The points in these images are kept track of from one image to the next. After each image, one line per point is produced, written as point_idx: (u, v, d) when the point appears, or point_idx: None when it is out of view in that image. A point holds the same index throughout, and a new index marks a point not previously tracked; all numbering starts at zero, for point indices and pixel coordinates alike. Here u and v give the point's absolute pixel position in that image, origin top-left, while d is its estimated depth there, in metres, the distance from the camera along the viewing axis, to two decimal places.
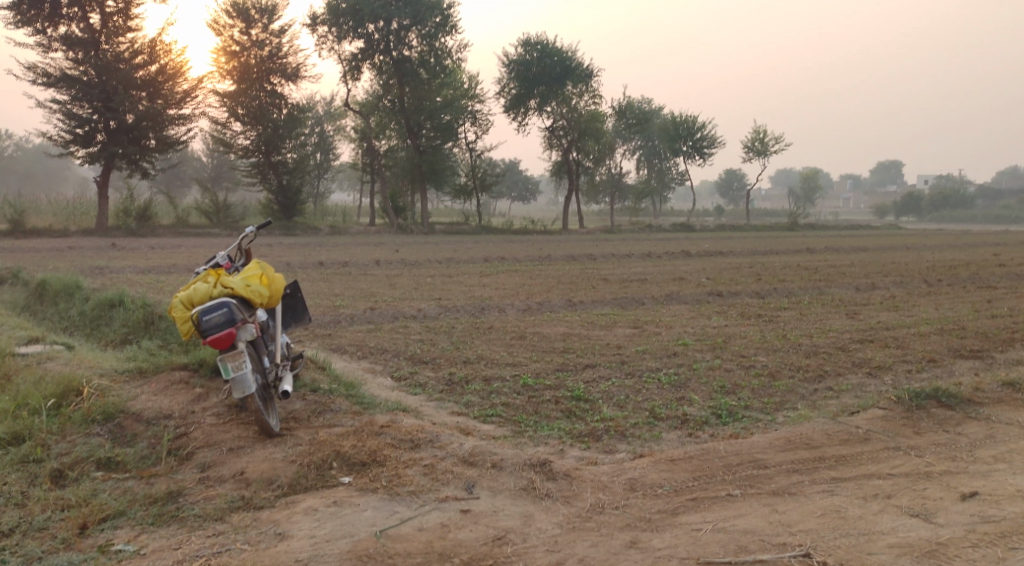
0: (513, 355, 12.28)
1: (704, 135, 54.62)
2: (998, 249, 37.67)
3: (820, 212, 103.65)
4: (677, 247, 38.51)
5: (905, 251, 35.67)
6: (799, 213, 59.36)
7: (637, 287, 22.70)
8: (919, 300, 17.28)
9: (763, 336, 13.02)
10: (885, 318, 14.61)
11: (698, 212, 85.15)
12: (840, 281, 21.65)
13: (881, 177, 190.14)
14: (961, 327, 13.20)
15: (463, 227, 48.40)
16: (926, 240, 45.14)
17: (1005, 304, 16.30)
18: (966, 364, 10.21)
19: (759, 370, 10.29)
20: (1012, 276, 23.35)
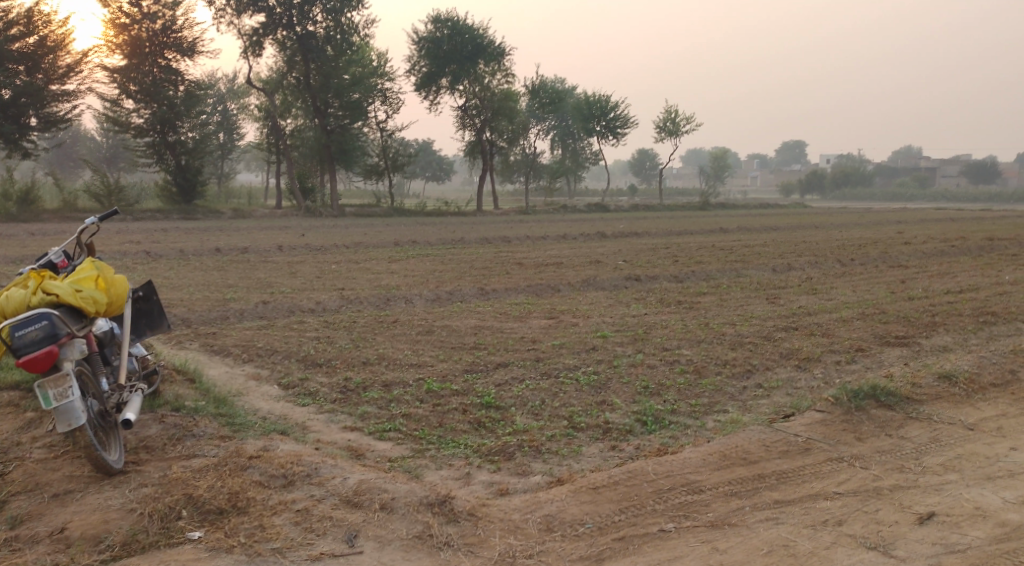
0: (417, 353, 11.20)
1: (617, 115, 54.39)
2: (901, 226, 38.77)
3: (729, 191, 105.94)
4: (593, 228, 38.07)
5: (814, 230, 36.24)
6: (710, 192, 60.05)
7: (553, 271, 21.93)
8: (837, 282, 17.02)
9: (685, 325, 12.33)
10: (806, 303, 14.18)
11: (612, 192, 85.40)
12: (755, 263, 21.40)
13: (785, 156, 196.44)
14: (882, 311, 12.83)
15: (375, 209, 46.73)
16: (833, 218, 46.20)
17: (920, 284, 16.17)
18: (894, 353, 9.70)
19: (684, 366, 9.51)
20: (918, 254, 23.67)
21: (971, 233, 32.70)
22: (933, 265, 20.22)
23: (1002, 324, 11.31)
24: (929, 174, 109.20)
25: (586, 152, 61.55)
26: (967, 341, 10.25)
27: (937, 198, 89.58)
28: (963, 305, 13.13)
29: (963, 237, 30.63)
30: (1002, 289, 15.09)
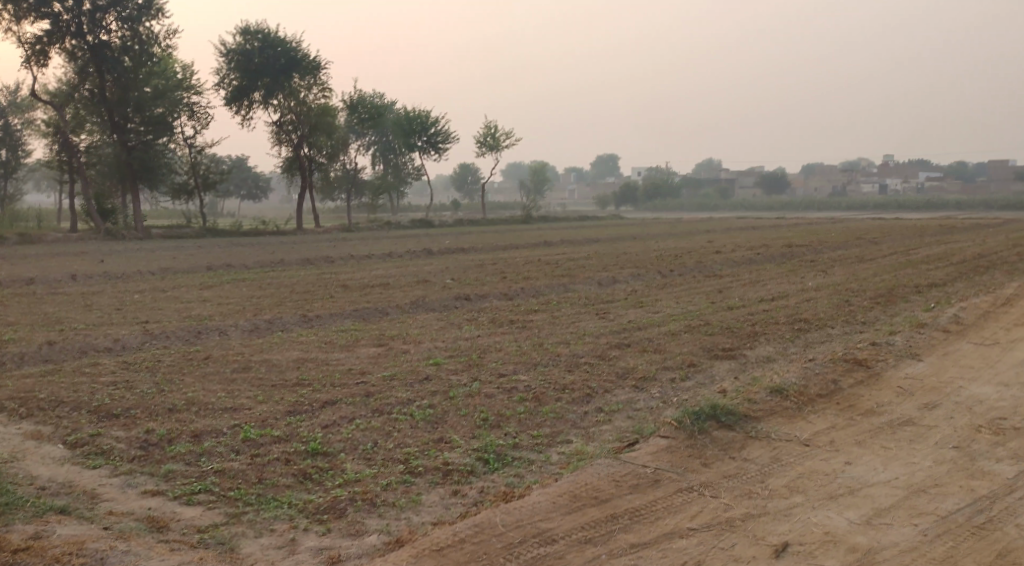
0: (232, 395, 10.06)
1: (438, 131, 54.25)
2: (709, 236, 41.30)
3: (550, 204, 109.19)
4: (419, 245, 37.50)
5: (631, 241, 37.75)
6: (532, 206, 61.33)
7: (380, 293, 21.10)
8: (661, 294, 17.54)
9: (519, 347, 12.03)
10: (634, 317, 14.38)
11: (436, 207, 85.27)
12: (581, 277, 21.72)
13: (599, 169, 205.90)
14: (705, 322, 13.22)
15: (185, 230, 43.45)
16: (648, 229, 48.51)
17: (735, 293, 16.98)
18: (724, 367, 9.87)
19: (522, 393, 9.13)
20: (728, 262, 25.12)
21: (769, 241, 35.42)
22: (743, 274, 21.47)
23: (813, 331, 11.95)
24: (727, 186, 118.37)
25: (408, 167, 60.89)
26: (786, 350, 10.68)
27: (735, 208, 97.21)
28: (776, 313, 13.83)
29: (763, 245, 33.08)
30: (806, 295, 16.15)
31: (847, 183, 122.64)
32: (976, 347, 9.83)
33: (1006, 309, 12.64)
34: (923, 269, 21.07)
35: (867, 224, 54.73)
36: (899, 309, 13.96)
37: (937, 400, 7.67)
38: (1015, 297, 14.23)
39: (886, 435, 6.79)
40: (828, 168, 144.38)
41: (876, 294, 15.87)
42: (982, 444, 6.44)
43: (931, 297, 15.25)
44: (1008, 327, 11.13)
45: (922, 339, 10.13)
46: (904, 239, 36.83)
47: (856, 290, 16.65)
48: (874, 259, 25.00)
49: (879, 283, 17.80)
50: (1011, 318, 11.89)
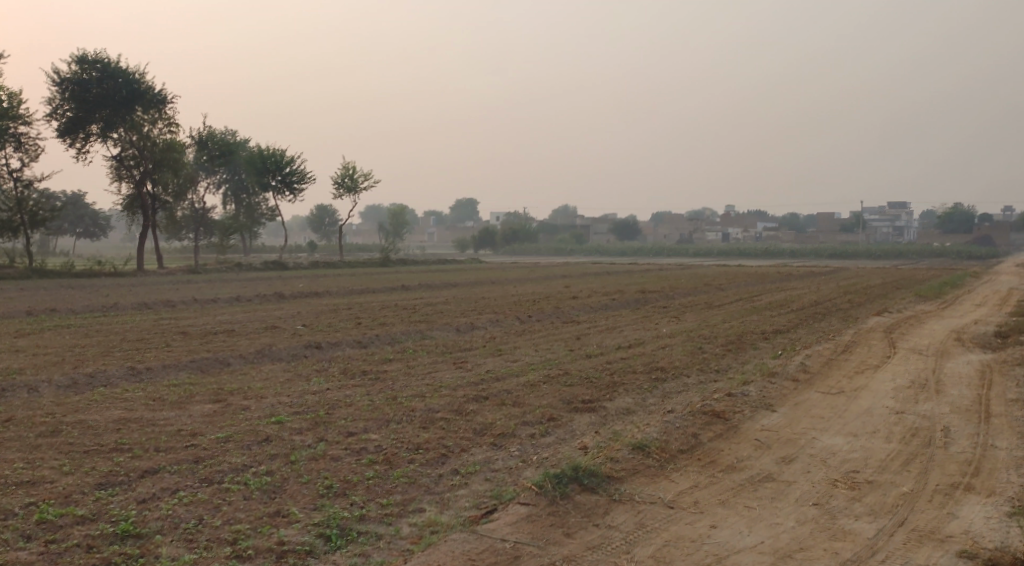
0: (32, 465, 8.64)
1: (294, 170, 52.52)
2: (567, 281, 42.04)
3: (410, 247, 108.38)
4: (271, 288, 35.73)
5: (491, 286, 37.74)
6: (391, 248, 60.41)
7: (224, 341, 19.61)
8: (520, 341, 17.27)
9: (372, 400, 11.25)
10: (493, 366, 13.96)
11: (290, 248, 82.41)
12: (440, 323, 21.17)
13: (460, 213, 207.49)
14: (565, 371, 12.97)
15: (6, 271, 39.31)
16: (507, 273, 48.87)
17: (593, 341, 16.98)
18: (584, 420, 9.57)
19: (373, 454, 8.34)
20: (585, 308, 25.40)
21: (624, 286, 36.51)
22: (600, 320, 21.70)
23: (670, 381, 11.96)
24: (583, 232, 122.23)
25: (261, 207, 58.45)
26: (645, 401, 10.55)
27: (590, 253, 100.56)
28: (634, 361, 13.83)
29: (618, 290, 33.99)
30: (661, 343, 16.38)
31: (692, 231, 129.96)
32: (823, 397, 10.11)
33: (844, 358, 13.27)
34: (765, 315, 22.12)
35: (711, 271, 57.88)
36: (748, 356, 14.37)
37: (793, 454, 7.67)
38: (850, 345, 15.05)
39: (747, 493, 6.62)
40: (675, 216, 152.56)
41: (725, 341, 16.32)
42: (839, 500, 6.40)
43: (775, 345, 15.87)
44: (849, 376, 11.62)
45: (773, 390, 10.31)
46: (746, 285, 39.06)
47: (707, 337, 17.09)
48: (720, 305, 26.11)
49: (726, 330, 18.41)
50: (848, 366, 12.45)
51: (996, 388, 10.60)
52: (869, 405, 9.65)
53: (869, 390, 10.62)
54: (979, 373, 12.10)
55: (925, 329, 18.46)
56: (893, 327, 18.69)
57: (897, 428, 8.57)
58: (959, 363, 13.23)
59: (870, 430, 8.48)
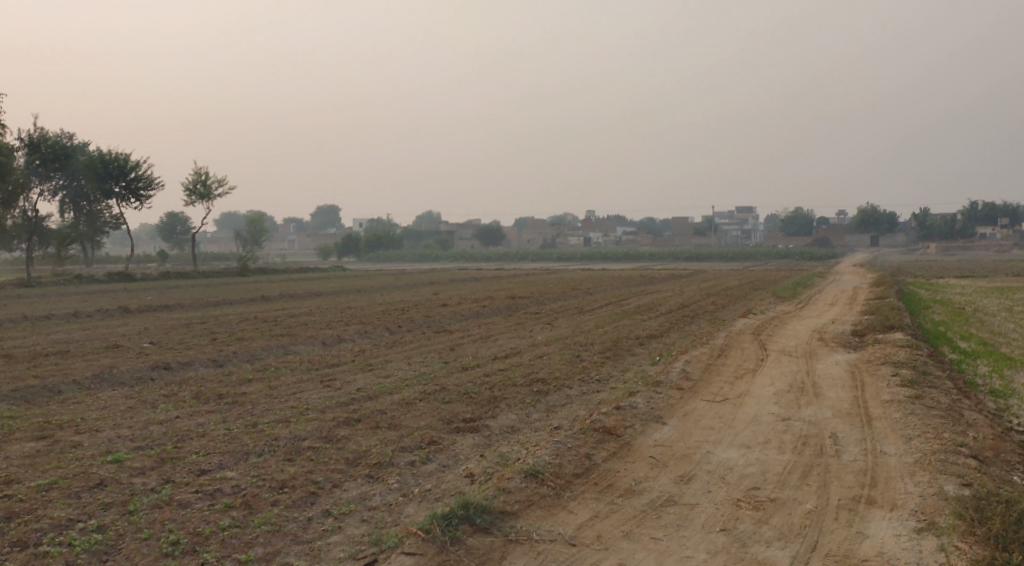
0: None
1: (140, 176, 48.73)
2: (435, 288, 41.26)
3: (271, 255, 104.01)
4: (115, 302, 32.76)
5: (357, 294, 36.35)
6: (249, 256, 57.37)
7: (56, 364, 17.44)
8: (392, 354, 16.36)
9: (228, 429, 10.03)
10: (364, 383, 12.99)
11: (138, 258, 76.95)
12: (304, 336, 19.84)
13: (322, 219, 202.01)
14: (443, 387, 12.22)
15: None
16: (374, 281, 47.52)
17: (468, 351, 16.32)
18: (467, 442, 8.85)
19: (228, 497, 7.23)
20: (457, 316, 24.71)
21: (495, 292, 36.19)
22: (474, 328, 21.08)
23: (554, 393, 11.47)
24: (449, 238, 121.84)
25: (105, 215, 53.74)
26: (530, 417, 9.98)
27: (457, 258, 100.58)
28: (513, 373, 13.26)
29: (488, 296, 33.59)
30: (539, 351, 15.96)
31: (556, 235, 132.44)
32: (709, 406, 9.90)
33: (722, 362, 13.30)
34: (637, 319, 22.26)
35: (578, 274, 58.92)
36: (628, 364, 14.16)
37: (691, 471, 7.28)
38: (725, 348, 15.20)
39: (651, 521, 6.12)
40: (539, 221, 155.04)
41: (602, 348, 16.11)
42: (746, 524, 6.00)
43: (652, 350, 15.82)
44: (729, 382, 11.56)
45: (660, 401, 10.02)
46: (613, 289, 39.74)
47: (585, 343, 16.85)
48: (592, 310, 26.21)
49: (603, 336, 18.28)
50: (728, 371, 12.44)
51: (868, 389, 10.81)
52: (755, 414, 9.51)
53: (751, 396, 10.56)
54: (849, 373, 12.41)
55: (789, 330, 19.09)
56: (759, 328, 19.22)
57: (786, 437, 8.41)
58: (827, 364, 13.60)
59: (761, 441, 8.27)
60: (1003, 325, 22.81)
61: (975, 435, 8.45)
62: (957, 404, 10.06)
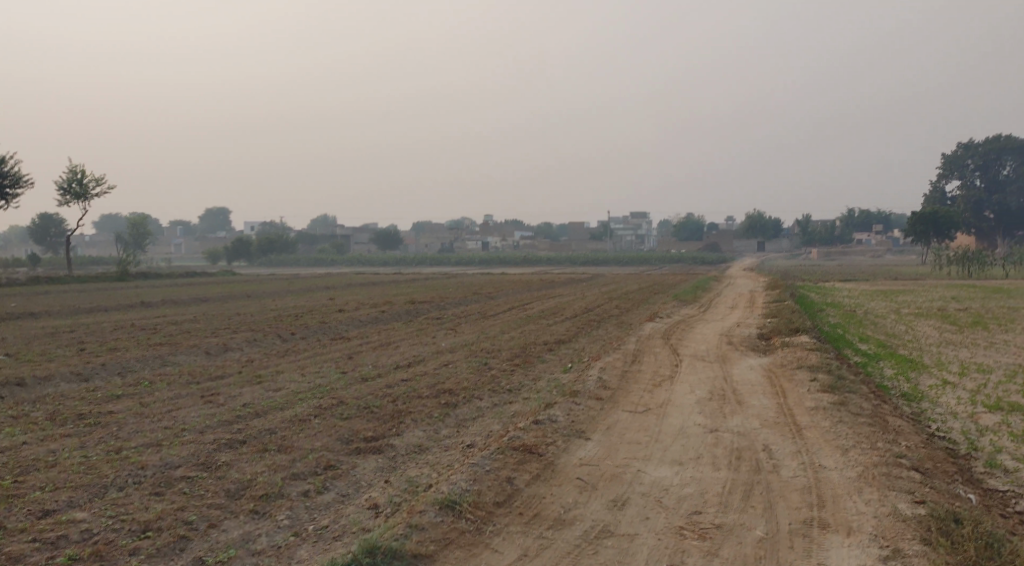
0: None
1: (5, 172, 44.64)
2: (332, 292, 39.51)
3: (153, 258, 98.37)
4: None
5: (247, 300, 34.28)
6: (129, 260, 53.64)
7: None
8: (283, 363, 14.99)
9: (87, 456, 8.59)
10: (252, 397, 11.68)
11: (4, 261, 71.04)
12: (187, 344, 18.12)
13: (210, 222, 193.73)
14: (340, 400, 11.07)
15: None
16: (266, 286, 45.27)
17: (368, 360, 15.15)
18: (371, 466, 7.83)
19: (74, 547, 5.96)
20: (355, 322, 23.38)
21: (394, 297, 34.92)
22: (374, 335, 19.87)
23: (464, 406, 10.56)
24: (345, 242, 119.03)
25: None
26: (440, 434, 9.03)
27: (353, 263, 98.39)
28: (419, 383, 12.25)
29: (387, 301, 32.29)
30: (445, 359, 14.98)
31: (454, 240, 131.58)
32: (632, 418, 9.23)
33: (638, 369, 12.75)
34: (543, 324, 21.61)
35: (478, 278, 58.21)
36: (540, 372, 13.41)
37: (624, 494, 6.53)
38: (637, 354, 14.70)
39: (587, 559, 5.34)
40: (437, 224, 153.66)
41: (512, 354, 15.32)
42: (694, 557, 5.30)
43: (564, 356, 15.17)
44: (648, 390, 10.97)
45: (581, 414, 9.29)
46: (515, 293, 39.18)
47: (493, 350, 15.99)
48: (495, 315, 25.45)
49: (510, 342, 17.47)
50: (646, 379, 11.88)
51: (791, 395, 10.47)
52: (682, 425, 8.91)
53: (674, 405, 10.01)
54: (766, 379, 12.11)
55: (697, 335, 18.86)
56: (668, 332, 18.93)
57: (719, 450, 7.81)
58: (741, 369, 13.31)
59: (693, 456, 7.64)
60: (894, 328, 23.54)
61: (906, 442, 8.14)
62: (879, 411, 9.84)
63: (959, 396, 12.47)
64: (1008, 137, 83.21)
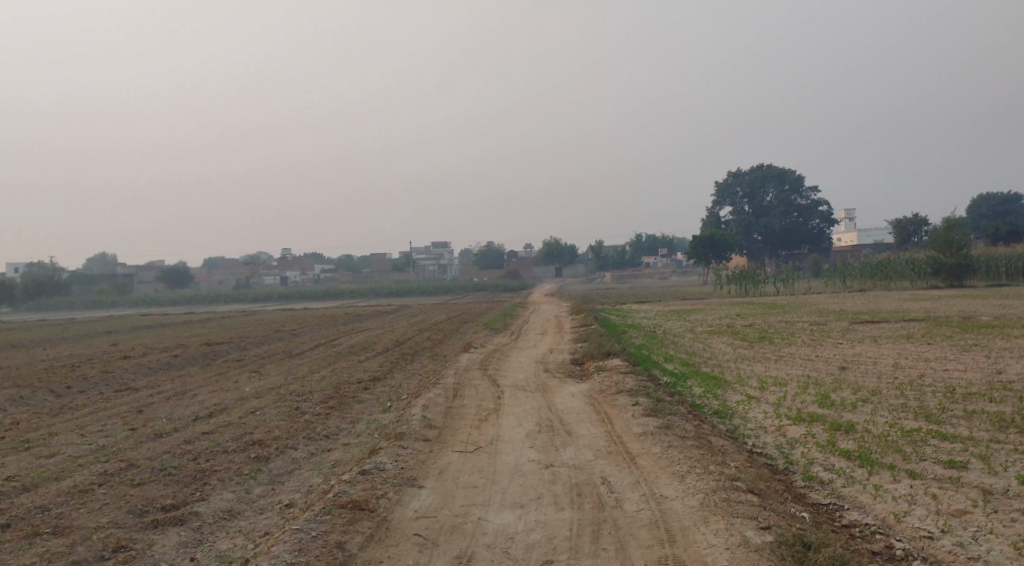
0: None
1: None
2: (112, 337, 35.63)
3: None
4: None
5: (8, 350, 30.01)
6: None
7: None
8: (55, 423, 12.93)
9: None
10: (17, 467, 9.86)
11: None
12: None
13: None
14: (129, 463, 9.58)
15: None
16: (31, 333, 40.09)
17: (160, 413, 13.46)
18: (172, 541, 6.72)
19: None
20: (143, 370, 21.03)
21: (186, 339, 32.10)
22: (165, 384, 17.88)
23: (277, 459, 9.48)
24: (126, 280, 109.38)
25: None
26: (253, 494, 7.99)
27: (137, 304, 90.53)
28: (223, 436, 10.95)
29: (179, 344, 29.56)
30: (251, 406, 13.65)
31: (250, 275, 125.10)
32: (464, 458, 8.73)
33: (462, 404, 12.27)
34: (356, 361, 20.59)
35: (278, 315, 55.33)
36: (359, 414, 12.53)
37: (469, 549, 6.04)
38: (458, 388, 14.24)
39: None
40: (231, 259, 145.49)
41: (326, 396, 14.28)
42: None
43: (382, 395, 14.36)
44: (476, 426, 10.52)
45: (411, 457, 8.59)
46: (320, 329, 37.47)
47: (305, 393, 14.84)
48: (302, 353, 23.98)
49: (323, 382, 16.37)
50: (471, 414, 11.43)
51: (617, 423, 10.52)
52: (516, 462, 8.56)
53: (505, 440, 9.65)
54: (589, 406, 12.12)
55: (513, 363, 18.77)
56: (485, 363, 18.68)
57: (559, 488, 7.54)
58: (563, 397, 13.26)
59: (534, 497, 7.28)
60: (691, 347, 24.98)
61: (735, 464, 8.44)
62: (701, 433, 10.18)
63: (762, 413, 13.28)
64: (768, 168, 92.99)
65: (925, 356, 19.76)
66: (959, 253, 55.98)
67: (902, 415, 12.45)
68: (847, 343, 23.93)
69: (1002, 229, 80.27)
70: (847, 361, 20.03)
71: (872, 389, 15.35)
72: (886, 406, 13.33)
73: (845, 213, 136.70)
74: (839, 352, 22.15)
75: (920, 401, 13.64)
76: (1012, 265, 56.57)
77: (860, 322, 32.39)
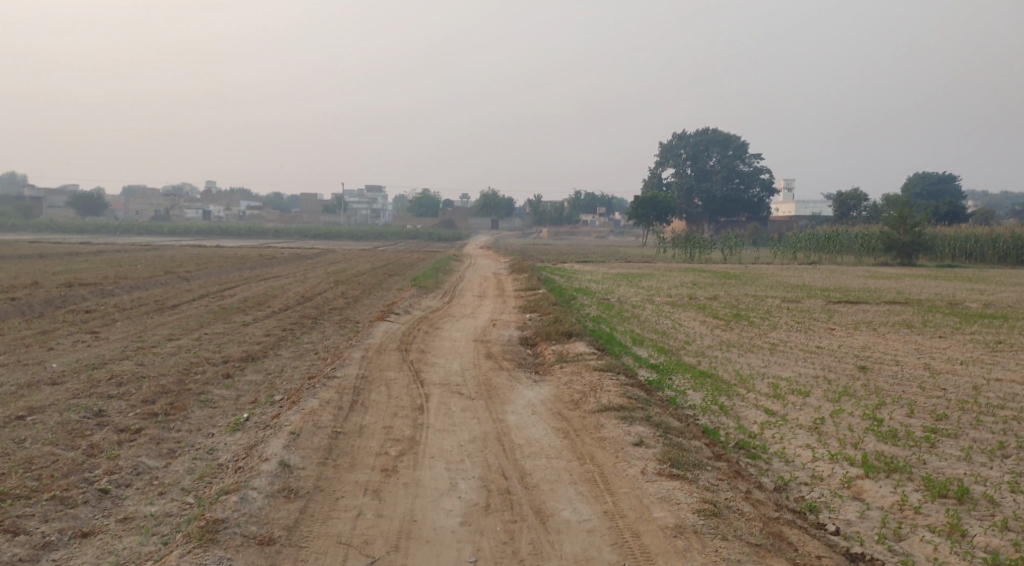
0: None
1: None
2: None
3: None
4: None
5: None
6: None
7: None
8: None
9: None
10: None
11: None
12: None
13: None
14: None
15: None
16: None
17: None
18: None
19: None
20: None
21: (43, 276, 25.96)
22: None
23: None
24: (31, 204, 99.84)
25: None
26: None
27: (39, 229, 82.34)
28: None
29: (31, 282, 23.62)
30: (26, 402, 8.46)
31: (170, 206, 116.28)
32: None
33: (361, 430, 7.51)
34: (237, 325, 15.50)
35: (181, 252, 48.84)
36: (191, 435, 7.56)
37: None
38: (363, 389, 9.44)
39: None
40: (148, 189, 135.46)
41: (159, 390, 9.25)
42: None
43: (248, 394, 9.40)
44: (374, 492, 5.84)
45: None
46: (219, 273, 31.79)
47: (131, 380, 9.73)
48: (177, 307, 18.64)
49: (172, 360, 11.27)
50: (371, 457, 6.70)
51: (623, 496, 6.03)
52: None
53: (425, 541, 5.05)
54: (564, 445, 7.58)
55: (445, 343, 14.06)
56: (408, 341, 13.83)
57: None
58: (519, 417, 8.66)
59: None
60: (659, 325, 20.81)
61: None
62: (769, 522, 5.90)
63: (807, 453, 9.05)
64: (713, 131, 89.85)
65: (954, 359, 16.05)
66: (911, 230, 53.51)
67: (1018, 470, 8.48)
68: (841, 333, 20.14)
69: (943, 209, 79.20)
70: (862, 359, 16.23)
71: (930, 411, 11.35)
72: (978, 451, 9.30)
73: (784, 180, 135.66)
74: (841, 343, 18.39)
75: (1017, 440, 9.71)
76: (961, 246, 54.12)
77: (836, 302, 28.94)
